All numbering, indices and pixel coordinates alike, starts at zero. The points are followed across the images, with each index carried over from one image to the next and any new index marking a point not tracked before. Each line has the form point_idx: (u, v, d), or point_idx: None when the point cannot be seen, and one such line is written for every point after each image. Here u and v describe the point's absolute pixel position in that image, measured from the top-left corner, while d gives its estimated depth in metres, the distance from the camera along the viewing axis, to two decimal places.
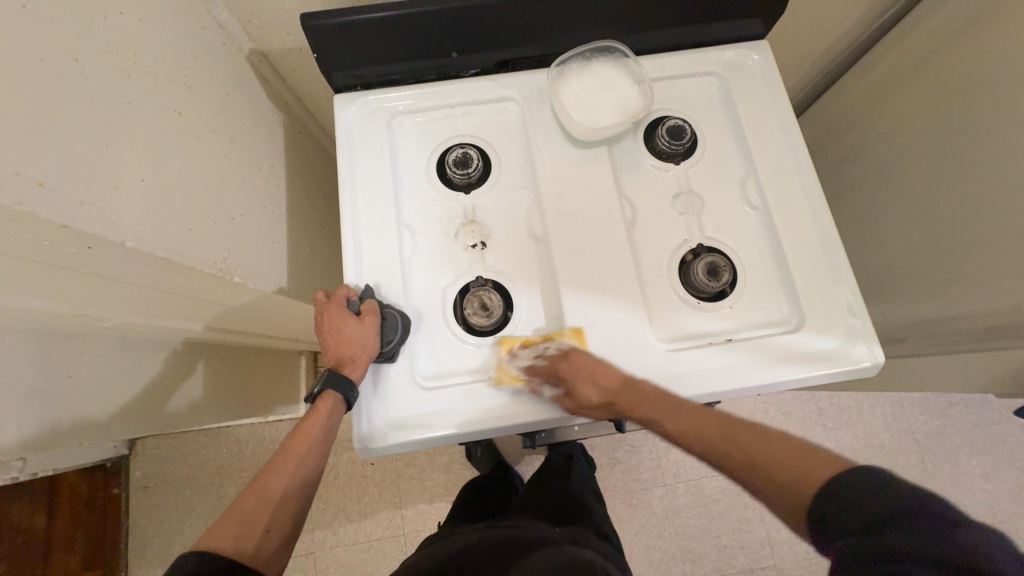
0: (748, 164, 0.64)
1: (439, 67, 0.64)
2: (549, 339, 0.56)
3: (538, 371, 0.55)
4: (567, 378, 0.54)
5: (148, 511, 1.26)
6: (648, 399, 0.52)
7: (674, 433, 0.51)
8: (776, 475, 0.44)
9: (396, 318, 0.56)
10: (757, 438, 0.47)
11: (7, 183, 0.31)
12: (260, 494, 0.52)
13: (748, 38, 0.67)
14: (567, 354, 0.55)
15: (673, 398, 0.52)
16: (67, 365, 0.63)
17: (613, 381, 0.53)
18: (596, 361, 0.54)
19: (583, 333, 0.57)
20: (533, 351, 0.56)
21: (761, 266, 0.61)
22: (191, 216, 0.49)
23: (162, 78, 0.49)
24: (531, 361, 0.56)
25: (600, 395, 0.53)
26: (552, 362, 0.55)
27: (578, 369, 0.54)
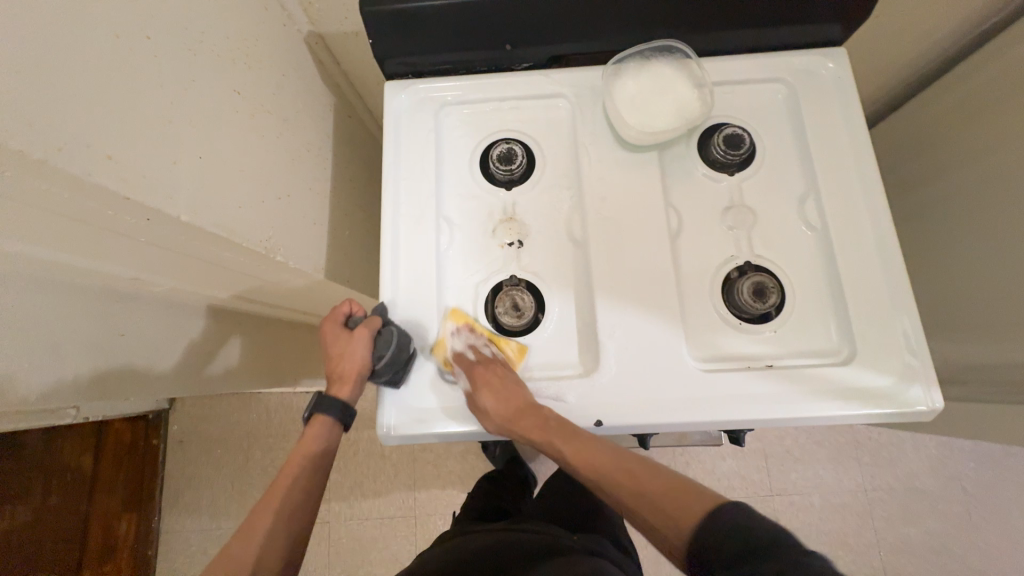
0: (810, 180, 0.60)
1: (491, 59, 0.63)
2: (491, 340, 0.57)
3: (463, 359, 0.56)
4: (478, 382, 0.54)
5: (182, 464, 1.34)
6: (551, 427, 0.52)
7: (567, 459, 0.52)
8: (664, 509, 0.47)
9: (389, 332, 0.54)
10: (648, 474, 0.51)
11: (78, 154, 0.33)
12: (258, 519, 0.53)
13: (824, 43, 0.62)
14: (495, 362, 0.55)
15: (578, 432, 0.52)
16: (119, 325, 0.67)
17: (522, 405, 0.53)
18: (515, 382, 0.54)
19: (524, 354, 0.57)
20: (470, 340, 0.57)
21: (814, 290, 0.58)
22: (241, 194, 0.51)
23: (226, 58, 0.50)
24: (463, 347, 0.56)
25: (502, 412, 0.53)
26: (477, 360, 0.55)
27: (494, 378, 0.54)
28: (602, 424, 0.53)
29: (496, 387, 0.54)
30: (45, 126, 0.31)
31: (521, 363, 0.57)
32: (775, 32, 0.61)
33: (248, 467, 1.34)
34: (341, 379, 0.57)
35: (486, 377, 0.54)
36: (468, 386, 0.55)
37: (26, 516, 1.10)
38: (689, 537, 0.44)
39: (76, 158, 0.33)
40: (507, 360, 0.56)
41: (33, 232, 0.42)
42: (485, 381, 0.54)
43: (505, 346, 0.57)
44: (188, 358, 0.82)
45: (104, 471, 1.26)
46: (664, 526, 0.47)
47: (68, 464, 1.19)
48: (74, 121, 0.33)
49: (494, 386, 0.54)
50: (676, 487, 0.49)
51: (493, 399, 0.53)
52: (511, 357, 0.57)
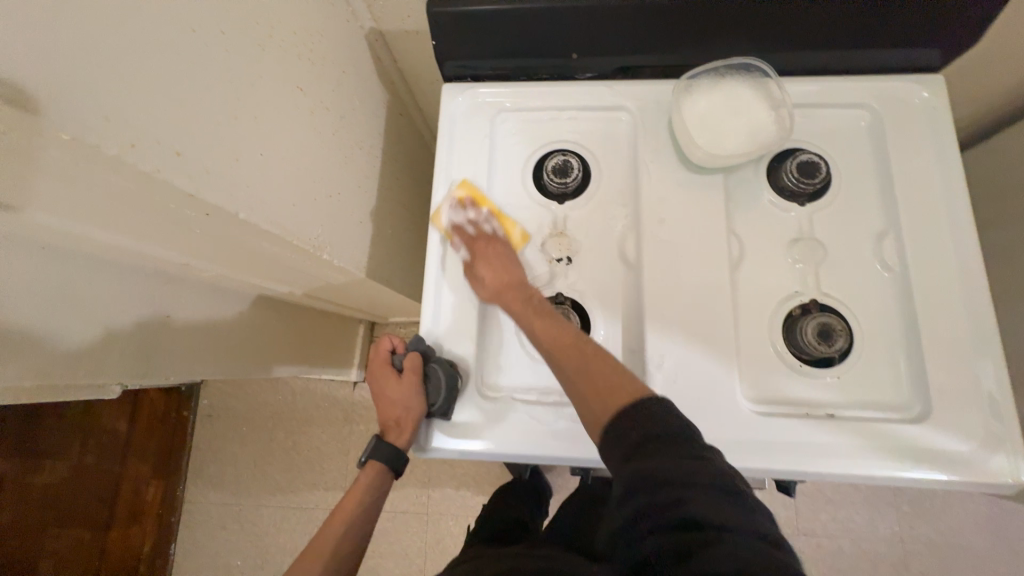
0: (891, 217, 0.55)
1: (554, 68, 0.60)
2: (493, 218, 0.59)
3: (462, 232, 0.58)
4: (478, 257, 0.56)
5: (210, 437, 1.40)
6: (529, 304, 0.52)
7: (540, 341, 0.50)
8: (608, 386, 0.44)
9: (437, 378, 0.52)
10: (604, 361, 0.47)
11: (150, 150, 0.33)
12: (314, 554, 0.55)
13: (919, 69, 0.57)
14: (493, 240, 0.57)
15: (554, 314, 0.51)
16: (167, 306, 0.69)
17: (512, 278, 0.54)
18: (509, 258, 0.56)
19: (523, 241, 0.59)
20: (467, 216, 0.59)
21: (884, 337, 0.53)
22: (296, 192, 0.50)
23: (293, 54, 0.50)
24: (463, 222, 0.59)
25: (494, 282, 0.54)
26: (474, 236, 0.58)
27: (490, 254, 0.56)
28: None
29: (493, 260, 0.56)
30: (119, 122, 0.31)
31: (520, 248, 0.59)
32: (865, 54, 0.56)
33: (271, 447, 1.37)
34: (397, 425, 0.56)
35: (482, 251, 0.57)
36: (468, 259, 0.57)
37: (64, 472, 1.11)
38: (609, 417, 0.42)
39: (148, 154, 0.32)
40: (503, 237, 0.58)
41: (97, 217, 0.43)
42: (482, 253, 0.56)
43: (507, 226, 0.59)
44: (227, 342, 0.84)
45: (138, 437, 1.27)
46: (591, 398, 0.45)
47: (107, 428, 1.19)
48: (148, 119, 0.32)
49: (490, 258, 0.56)
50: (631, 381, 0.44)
51: (488, 268, 0.55)
52: (508, 235, 0.58)
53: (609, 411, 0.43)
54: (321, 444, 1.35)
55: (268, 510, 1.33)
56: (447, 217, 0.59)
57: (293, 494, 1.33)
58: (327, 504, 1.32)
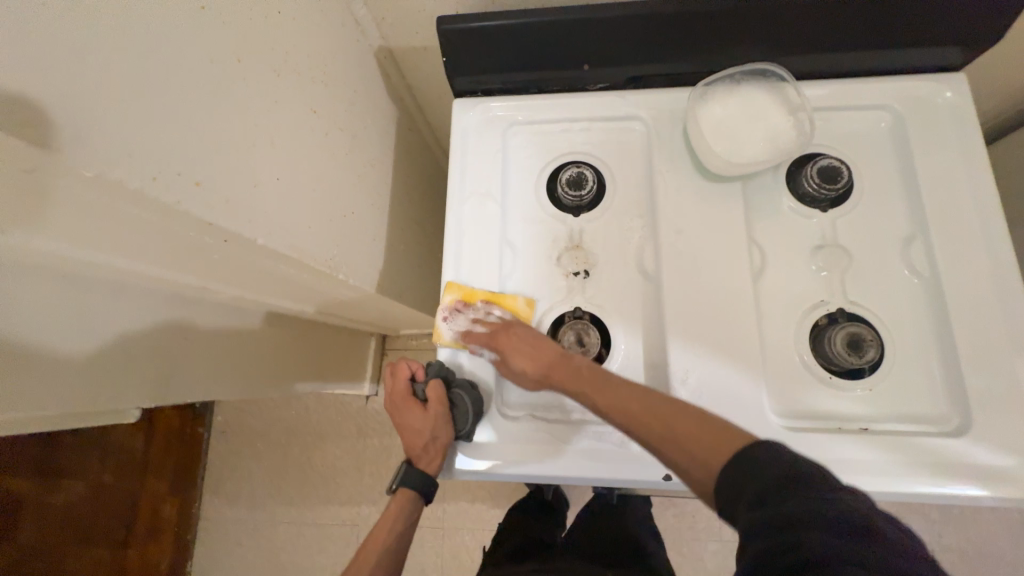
0: (918, 221, 0.54)
1: (566, 79, 0.60)
2: (495, 305, 0.55)
3: (475, 334, 0.54)
4: (502, 349, 0.52)
5: (225, 453, 1.40)
6: (580, 373, 0.48)
7: (601, 408, 0.46)
8: (690, 447, 0.40)
9: (464, 403, 0.51)
10: (678, 412, 0.42)
11: (170, 181, 0.32)
12: None
13: (940, 69, 0.56)
14: (507, 326, 0.53)
15: (605, 373, 0.47)
16: (183, 328, 0.69)
17: (548, 355, 0.50)
18: (532, 334, 0.51)
19: (531, 308, 0.56)
20: (472, 317, 0.55)
21: (917, 346, 0.51)
22: (312, 214, 0.50)
23: (306, 77, 0.50)
24: (468, 325, 0.55)
25: (534, 367, 0.50)
26: (489, 330, 0.53)
27: (512, 338, 0.51)
28: (671, 478, 0.49)
29: (517, 347, 0.51)
30: (140, 156, 0.30)
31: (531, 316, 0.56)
32: (884, 56, 0.55)
33: (285, 463, 1.37)
34: (423, 453, 0.55)
35: (504, 339, 0.52)
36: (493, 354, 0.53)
37: (80, 491, 1.11)
38: (717, 481, 0.37)
39: (168, 187, 0.32)
40: (516, 319, 0.55)
41: (116, 247, 0.43)
42: (504, 344, 0.52)
43: (512, 303, 0.56)
44: (242, 361, 0.84)
45: (154, 455, 1.27)
46: (694, 464, 0.39)
47: (122, 445, 1.20)
48: (169, 151, 0.32)
49: (515, 347, 0.51)
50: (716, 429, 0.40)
51: (521, 358, 0.50)
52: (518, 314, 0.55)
53: (714, 472, 0.38)
54: (335, 459, 1.35)
55: (284, 526, 1.33)
56: (451, 331, 0.55)
57: (308, 509, 1.33)
58: (343, 520, 1.31)
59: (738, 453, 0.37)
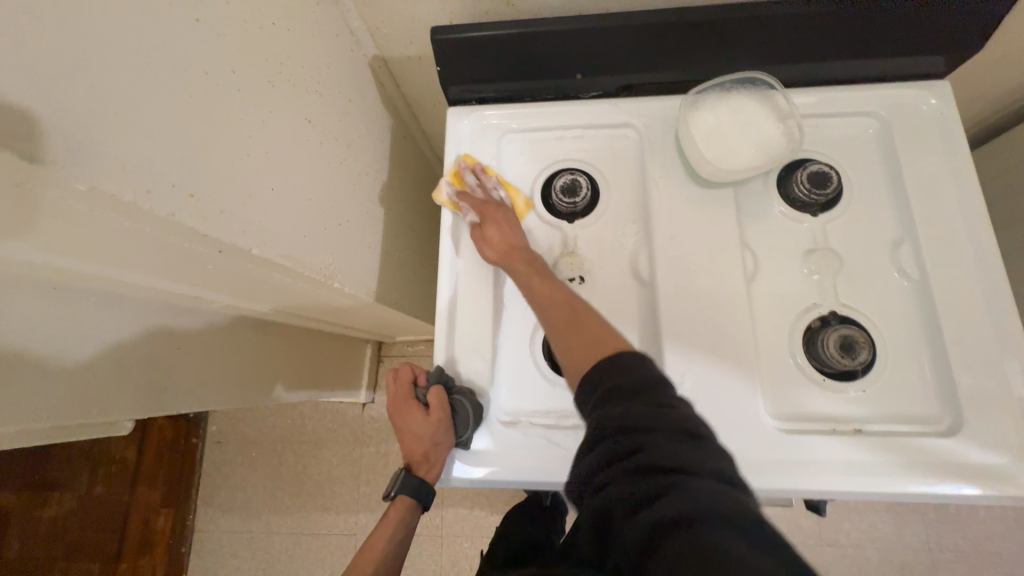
0: (906, 225, 0.55)
1: (558, 88, 0.60)
2: (501, 185, 0.60)
3: (471, 197, 0.59)
4: (487, 217, 0.57)
5: (219, 463, 1.38)
6: (531, 268, 0.53)
7: (535, 297, 0.51)
8: (594, 343, 0.45)
9: (465, 410, 0.51)
10: (592, 322, 0.48)
11: (165, 194, 0.32)
12: None
13: (925, 76, 0.57)
14: (502, 206, 0.58)
15: (553, 278, 0.53)
16: (176, 338, 0.68)
17: (517, 243, 0.55)
18: (514, 223, 0.56)
19: (528, 210, 0.60)
20: (477, 181, 0.59)
21: (908, 348, 0.52)
22: (306, 223, 0.50)
23: (301, 87, 0.50)
24: (472, 187, 0.59)
25: (498, 253, 0.55)
26: (485, 201, 0.58)
27: (496, 216, 0.57)
28: None
29: (501, 223, 0.56)
30: (135, 169, 0.30)
31: (525, 215, 0.60)
32: (870, 64, 0.56)
33: (280, 472, 1.35)
34: (423, 461, 0.55)
35: (490, 213, 0.57)
36: (476, 220, 0.58)
37: (71, 503, 1.10)
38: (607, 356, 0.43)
39: (162, 199, 0.32)
40: (511, 206, 0.59)
41: (110, 258, 0.43)
42: (490, 217, 0.57)
43: (514, 195, 0.60)
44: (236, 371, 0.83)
45: (146, 465, 1.25)
46: (579, 350, 0.46)
47: (114, 456, 1.18)
48: (164, 164, 0.32)
49: (499, 220, 0.56)
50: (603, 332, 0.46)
51: (496, 231, 0.56)
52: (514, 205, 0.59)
53: (591, 360, 0.44)
54: (331, 467, 1.34)
55: (279, 537, 1.31)
56: (452, 186, 0.59)
57: (303, 519, 1.31)
58: (339, 529, 1.30)
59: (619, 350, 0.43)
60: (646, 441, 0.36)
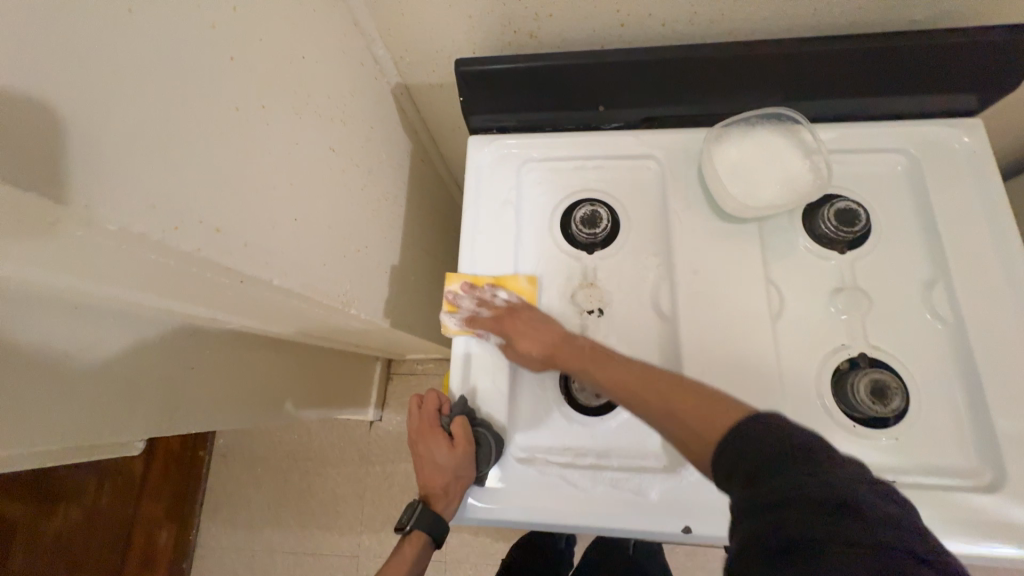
0: (938, 265, 0.53)
1: (581, 119, 0.61)
2: (497, 287, 0.56)
3: (480, 318, 0.56)
4: (507, 331, 0.54)
5: (225, 478, 1.37)
6: (584, 355, 0.50)
7: (606, 388, 0.47)
8: (689, 420, 0.42)
9: (488, 445, 0.50)
10: (677, 388, 0.44)
11: (193, 230, 0.33)
12: None
13: (955, 113, 0.56)
14: (514, 309, 0.54)
15: (609, 355, 0.49)
16: (190, 358, 0.68)
17: (552, 338, 0.52)
18: (538, 318, 0.53)
19: (535, 286, 0.57)
20: (475, 300, 0.56)
21: (944, 394, 0.50)
22: (326, 251, 0.50)
23: (326, 117, 0.51)
24: (473, 309, 0.56)
25: (539, 350, 0.52)
26: (495, 313, 0.55)
27: (517, 321, 0.53)
28: (691, 530, 0.48)
29: (522, 329, 0.53)
30: (162, 206, 0.30)
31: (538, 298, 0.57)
32: (898, 100, 0.55)
33: (285, 489, 1.34)
34: (442, 493, 0.53)
35: (509, 323, 0.54)
36: (499, 339, 0.55)
37: (77, 516, 1.09)
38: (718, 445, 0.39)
39: (189, 236, 0.32)
40: (523, 300, 0.56)
41: (132, 283, 0.43)
42: (511, 327, 0.54)
43: (516, 284, 0.56)
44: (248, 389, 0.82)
45: (153, 478, 1.24)
46: (687, 439, 0.42)
47: (121, 469, 1.17)
48: (190, 200, 0.32)
49: (523, 329, 0.53)
50: (712, 400, 0.42)
51: (527, 340, 0.52)
52: (523, 296, 0.56)
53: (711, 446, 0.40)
54: (336, 485, 1.32)
55: (281, 556, 1.29)
56: (455, 317, 0.56)
57: (307, 538, 1.29)
58: (342, 550, 1.27)
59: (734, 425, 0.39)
60: (791, 513, 0.32)
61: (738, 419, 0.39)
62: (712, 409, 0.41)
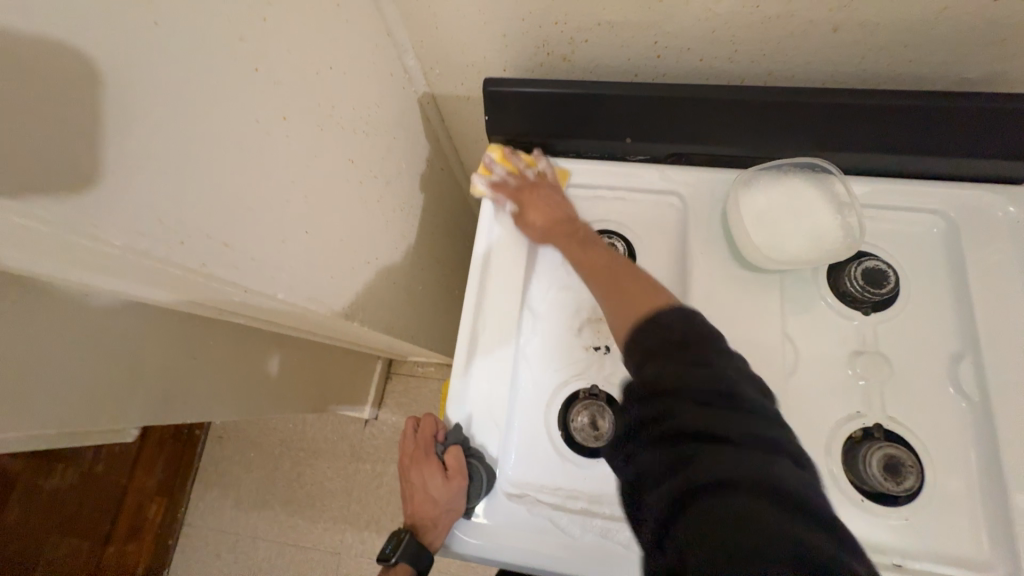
0: (968, 339, 0.50)
1: (606, 149, 0.59)
2: (529, 163, 0.60)
3: (506, 185, 0.59)
4: (524, 201, 0.57)
5: (217, 459, 1.38)
6: (579, 243, 0.54)
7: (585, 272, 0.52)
8: (652, 304, 0.45)
9: (479, 482, 0.49)
10: (648, 281, 0.48)
11: (199, 246, 0.32)
12: None
13: (1003, 180, 0.53)
14: (540, 181, 0.59)
15: (604, 248, 0.53)
16: (193, 347, 0.69)
17: (561, 219, 0.55)
18: (555, 198, 0.57)
19: (565, 178, 0.60)
20: (508, 169, 0.59)
21: (962, 477, 0.47)
22: (335, 263, 0.50)
23: (349, 127, 0.50)
24: (503, 176, 0.59)
25: (543, 230, 0.56)
26: (519, 183, 0.58)
27: (536, 195, 0.57)
28: None
29: (539, 203, 0.57)
30: (171, 222, 0.30)
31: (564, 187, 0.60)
32: (940, 161, 0.52)
33: (274, 477, 1.34)
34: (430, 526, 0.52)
35: (528, 194, 0.57)
36: (514, 208, 0.58)
37: (71, 480, 1.11)
38: (671, 315, 0.42)
39: (194, 251, 0.32)
40: (551, 179, 0.59)
41: (140, 280, 0.42)
42: (529, 198, 0.57)
43: (551, 167, 0.60)
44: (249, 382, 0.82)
45: (148, 450, 1.25)
46: (636, 309, 0.45)
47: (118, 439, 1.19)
48: (200, 214, 0.32)
49: (537, 202, 0.57)
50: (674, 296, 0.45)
51: (536, 212, 0.56)
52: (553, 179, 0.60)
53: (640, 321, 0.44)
54: (325, 480, 1.32)
55: (264, 544, 1.29)
56: (485, 178, 0.59)
57: (291, 529, 1.29)
58: (324, 544, 1.27)
59: (687, 312, 0.42)
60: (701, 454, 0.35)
61: (693, 311, 0.43)
62: (667, 298, 0.45)
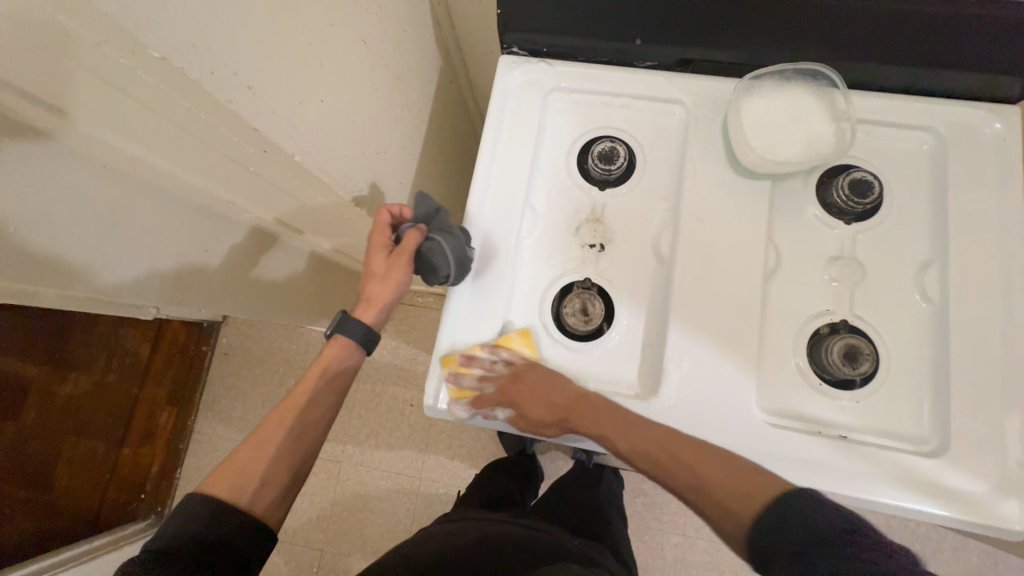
0: (939, 248, 0.54)
1: (617, 52, 0.60)
2: (495, 349, 0.54)
3: (486, 397, 0.54)
4: (518, 400, 0.53)
5: (224, 376, 1.37)
6: (596, 415, 0.51)
7: (619, 450, 0.50)
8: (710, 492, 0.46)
9: (448, 249, 0.53)
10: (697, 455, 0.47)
11: (228, 82, 0.37)
12: (292, 401, 0.57)
13: (994, 98, 0.55)
14: (516, 370, 0.54)
15: (618, 415, 0.50)
16: (206, 241, 0.71)
17: (563, 397, 0.52)
18: (545, 379, 0.53)
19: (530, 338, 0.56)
20: (477, 372, 0.55)
21: (911, 370, 0.52)
22: (339, 143, 0.52)
23: (361, 6, 0.50)
24: (486, 369, 0.54)
25: (551, 414, 0.52)
26: (500, 384, 0.53)
27: (525, 387, 0.53)
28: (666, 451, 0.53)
29: (535, 391, 0.53)
30: (202, 50, 0.34)
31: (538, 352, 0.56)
32: (938, 75, 0.54)
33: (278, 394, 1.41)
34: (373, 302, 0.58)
35: (516, 390, 0.53)
36: (509, 408, 0.54)
37: (85, 386, 1.17)
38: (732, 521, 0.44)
39: (222, 86, 0.36)
40: (524, 355, 0.55)
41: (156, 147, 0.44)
42: (518, 395, 0.53)
43: (514, 346, 0.55)
44: (257, 283, 0.85)
45: (158, 359, 1.30)
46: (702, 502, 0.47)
47: (130, 349, 1.24)
48: (220, 51, 0.35)
49: (531, 395, 0.53)
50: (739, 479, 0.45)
51: (538, 405, 0.52)
52: (523, 353, 0.55)
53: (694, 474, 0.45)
54: None
55: None
56: (462, 404, 0.54)
57: None
58: None
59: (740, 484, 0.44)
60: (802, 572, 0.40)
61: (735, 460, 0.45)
62: (733, 487, 0.45)
